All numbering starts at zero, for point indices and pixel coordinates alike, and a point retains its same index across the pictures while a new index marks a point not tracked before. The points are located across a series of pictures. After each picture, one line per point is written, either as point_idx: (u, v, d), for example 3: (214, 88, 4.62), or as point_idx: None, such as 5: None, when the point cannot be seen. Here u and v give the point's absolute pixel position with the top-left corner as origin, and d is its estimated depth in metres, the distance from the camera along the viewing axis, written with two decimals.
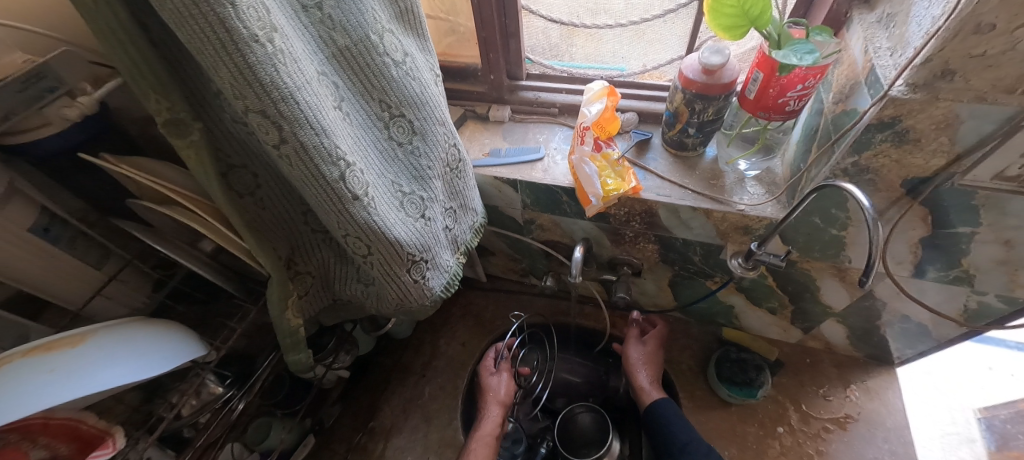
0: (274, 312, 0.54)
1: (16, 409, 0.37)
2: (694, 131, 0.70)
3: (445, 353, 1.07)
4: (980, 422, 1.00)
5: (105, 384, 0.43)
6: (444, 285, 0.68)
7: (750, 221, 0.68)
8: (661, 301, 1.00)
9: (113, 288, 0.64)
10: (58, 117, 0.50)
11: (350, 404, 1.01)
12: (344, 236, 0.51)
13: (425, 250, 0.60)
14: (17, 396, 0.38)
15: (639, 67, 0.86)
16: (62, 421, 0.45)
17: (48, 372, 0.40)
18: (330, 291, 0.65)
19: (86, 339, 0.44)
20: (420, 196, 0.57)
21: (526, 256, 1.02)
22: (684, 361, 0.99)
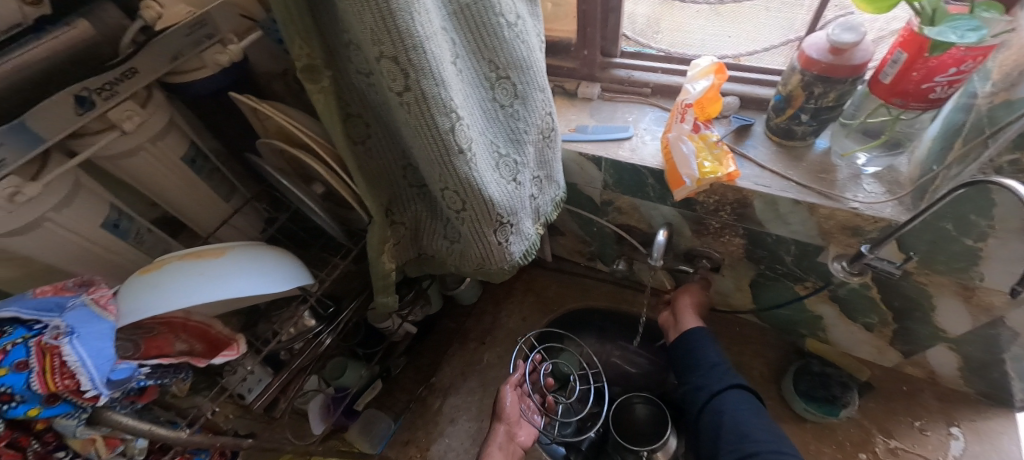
0: (372, 254, 0.58)
1: (171, 302, 0.43)
2: (808, 118, 0.65)
3: (505, 325, 1.10)
4: None
5: (229, 290, 0.46)
6: (523, 252, 0.69)
7: (862, 222, 0.62)
8: (736, 302, 0.94)
9: (233, 220, 0.72)
10: (212, 62, 0.58)
11: (414, 359, 1.06)
12: (444, 188, 0.53)
13: (513, 214, 0.61)
14: (174, 292, 0.44)
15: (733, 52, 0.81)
16: (197, 323, 0.52)
17: (198, 275, 0.46)
18: (417, 244, 0.69)
19: (224, 252, 0.49)
20: (514, 159, 0.59)
21: (597, 239, 1.01)
22: (756, 367, 0.93)
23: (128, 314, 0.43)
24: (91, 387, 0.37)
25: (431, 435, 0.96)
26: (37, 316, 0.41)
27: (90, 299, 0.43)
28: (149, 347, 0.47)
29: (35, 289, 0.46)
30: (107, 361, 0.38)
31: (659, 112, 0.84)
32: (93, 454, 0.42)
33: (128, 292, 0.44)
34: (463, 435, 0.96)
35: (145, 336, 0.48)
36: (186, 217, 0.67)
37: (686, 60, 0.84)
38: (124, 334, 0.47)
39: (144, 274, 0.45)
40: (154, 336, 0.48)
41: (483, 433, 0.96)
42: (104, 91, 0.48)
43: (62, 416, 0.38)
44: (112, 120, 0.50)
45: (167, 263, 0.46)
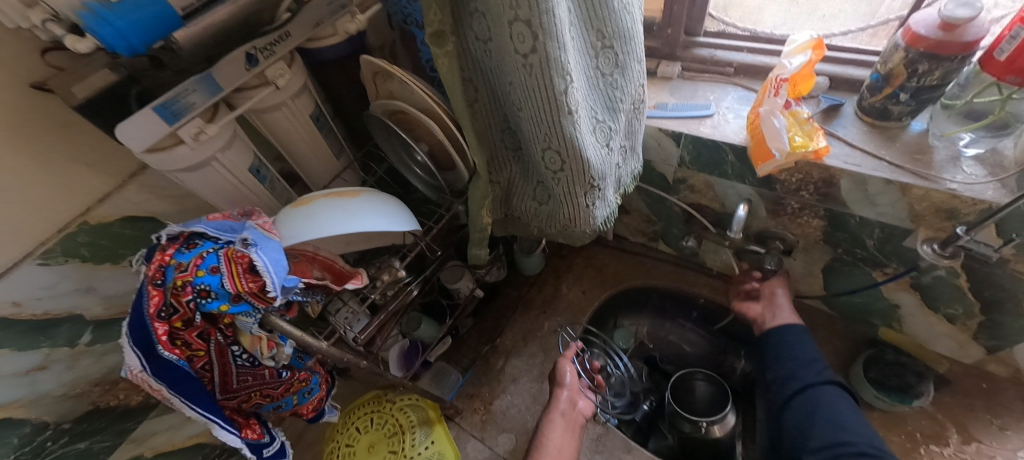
0: (474, 207, 0.64)
1: (320, 229, 0.52)
2: (907, 98, 0.65)
3: (566, 297, 1.14)
4: None
5: (363, 226, 0.54)
6: (605, 218, 0.73)
7: (959, 204, 0.61)
8: (806, 287, 0.94)
9: (341, 176, 0.80)
10: (343, 30, 0.65)
11: (479, 321, 1.13)
12: (546, 148, 0.58)
13: (603, 177, 0.65)
14: (322, 222, 0.53)
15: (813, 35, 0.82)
16: (325, 257, 0.60)
17: (340, 209, 0.54)
18: (506, 205, 0.75)
19: (358, 193, 0.57)
20: (609, 126, 0.63)
21: (664, 218, 1.03)
22: (823, 354, 0.93)
23: (288, 237, 0.52)
24: (273, 289, 0.45)
25: (494, 391, 1.03)
26: (219, 233, 0.49)
27: (258, 224, 0.51)
28: (294, 269, 0.55)
29: (209, 216, 0.55)
30: (283, 270, 0.47)
31: (741, 92, 0.85)
32: (258, 351, 0.53)
33: (287, 220, 0.53)
34: (525, 394, 1.02)
35: (292, 260, 0.56)
36: (304, 171, 0.75)
37: (772, 41, 0.84)
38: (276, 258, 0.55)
39: (297, 207, 0.54)
40: (298, 262, 0.56)
41: (544, 394, 1.01)
42: (266, 50, 0.56)
43: (243, 314, 0.47)
44: (268, 77, 0.58)
45: (316, 199, 0.54)
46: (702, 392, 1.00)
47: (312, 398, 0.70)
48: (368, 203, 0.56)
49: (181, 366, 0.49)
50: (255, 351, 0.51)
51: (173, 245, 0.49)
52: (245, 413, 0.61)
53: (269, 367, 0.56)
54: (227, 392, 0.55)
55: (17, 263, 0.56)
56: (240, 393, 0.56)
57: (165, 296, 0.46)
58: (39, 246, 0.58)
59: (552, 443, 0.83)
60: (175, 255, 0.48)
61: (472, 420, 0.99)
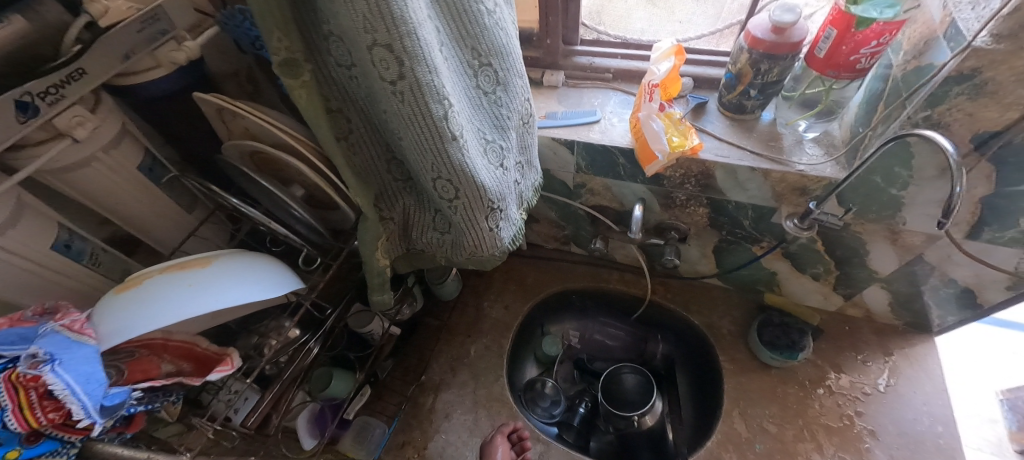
0: (367, 251, 0.57)
1: (165, 316, 0.42)
2: (757, 93, 0.72)
3: (489, 315, 1.10)
4: (1004, 402, 1.19)
5: (205, 305, 0.44)
6: (511, 238, 0.70)
7: (808, 182, 0.70)
8: (701, 268, 1.02)
9: (204, 232, 0.68)
10: (167, 60, 0.53)
11: (401, 359, 1.05)
12: (437, 178, 0.53)
13: (502, 199, 0.62)
14: (165, 304, 0.43)
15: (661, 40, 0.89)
16: (180, 343, 0.50)
17: (187, 285, 0.45)
18: (406, 240, 0.67)
19: (206, 262, 0.48)
20: (499, 145, 0.60)
21: (571, 222, 1.04)
22: (725, 326, 1.02)
23: (116, 331, 0.42)
24: (84, 416, 0.36)
25: (427, 433, 0.96)
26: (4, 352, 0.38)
27: (62, 325, 0.40)
28: (134, 371, 0.46)
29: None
30: (99, 387, 0.38)
31: (621, 96, 0.88)
32: None
33: (109, 311, 0.43)
34: (460, 428, 0.96)
35: (128, 360, 0.46)
36: (142, 230, 0.61)
37: (642, 46, 0.89)
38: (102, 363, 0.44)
39: (124, 292, 0.44)
40: (137, 360, 0.46)
41: (479, 423, 0.97)
42: (49, 95, 0.42)
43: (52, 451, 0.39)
44: (62, 128, 0.45)
45: (147, 278, 0.45)
46: (630, 384, 1.05)
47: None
48: (223, 270, 0.48)
49: None
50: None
51: None
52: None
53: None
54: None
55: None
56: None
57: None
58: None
59: None
60: None
61: None
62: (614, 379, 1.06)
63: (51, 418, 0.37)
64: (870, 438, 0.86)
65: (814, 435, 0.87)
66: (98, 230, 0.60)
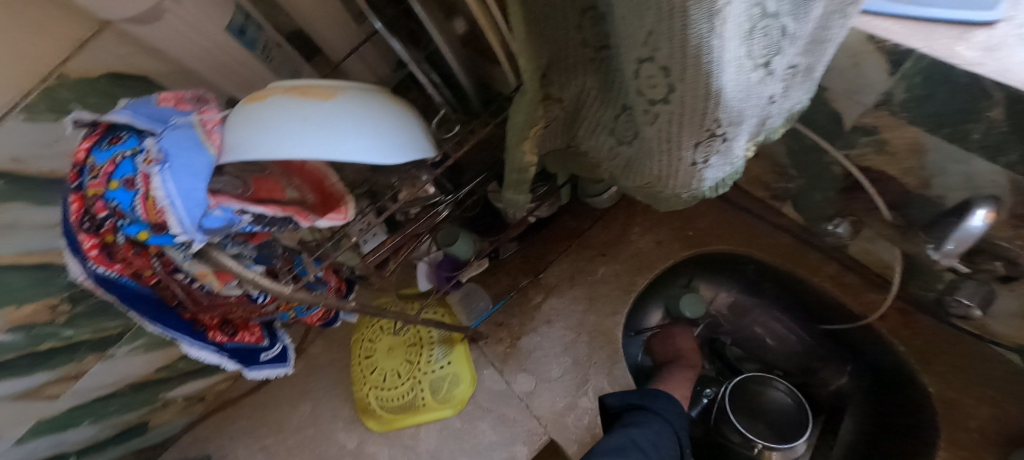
0: (511, 138, 0.41)
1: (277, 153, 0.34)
2: None
3: (634, 244, 0.96)
4: None
5: (343, 154, 0.35)
6: (716, 181, 0.46)
7: None
8: (1000, 325, 0.63)
9: (368, 50, 0.61)
10: None
11: (526, 246, 1.01)
12: (647, 60, 0.31)
13: (734, 123, 0.37)
14: (277, 138, 0.34)
15: None
16: (315, 168, 0.46)
17: (302, 119, 0.35)
18: (570, 132, 0.49)
19: (334, 94, 0.38)
20: (781, 26, 0.32)
21: (809, 176, 0.71)
22: (974, 416, 0.67)
23: (231, 150, 0.35)
24: (181, 231, 0.34)
25: (524, 326, 0.95)
26: (149, 126, 0.36)
27: (198, 120, 0.36)
28: (260, 189, 0.41)
29: (159, 93, 0.41)
30: (196, 206, 0.34)
31: None
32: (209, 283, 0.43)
33: (231, 122, 0.36)
34: (556, 339, 0.93)
35: (256, 176, 0.42)
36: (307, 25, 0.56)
37: None
38: (232, 171, 0.41)
39: (248, 105, 0.37)
40: (263, 178, 0.42)
41: (577, 346, 0.91)
42: None
43: (171, 245, 0.37)
44: None
45: (271, 95, 0.37)
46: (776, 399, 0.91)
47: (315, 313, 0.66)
48: (345, 110, 0.38)
49: (125, 283, 0.42)
50: (206, 282, 0.44)
51: (89, 139, 0.37)
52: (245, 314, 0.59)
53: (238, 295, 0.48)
54: (197, 306, 0.48)
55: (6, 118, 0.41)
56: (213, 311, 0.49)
57: (83, 203, 0.37)
58: (27, 97, 0.41)
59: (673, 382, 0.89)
60: (91, 150, 0.36)
61: (496, 349, 0.95)
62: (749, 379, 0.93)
63: (157, 219, 0.34)
64: None
65: None
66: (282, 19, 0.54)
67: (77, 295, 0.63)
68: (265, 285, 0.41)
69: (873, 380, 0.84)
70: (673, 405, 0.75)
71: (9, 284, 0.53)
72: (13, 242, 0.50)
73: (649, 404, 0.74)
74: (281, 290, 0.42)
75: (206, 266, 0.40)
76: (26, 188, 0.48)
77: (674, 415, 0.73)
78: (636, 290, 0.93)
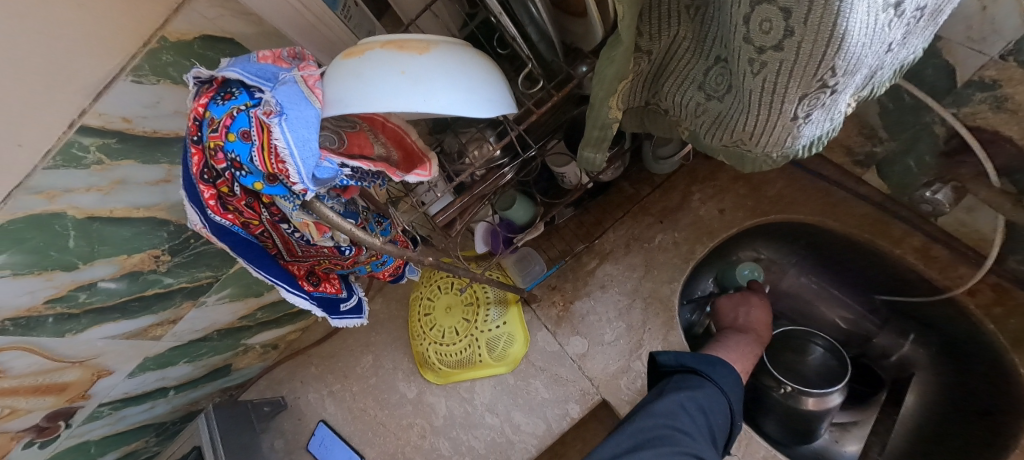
0: (598, 94, 0.40)
1: (378, 107, 0.35)
2: None
3: (694, 211, 0.93)
4: None
5: (439, 108, 0.36)
6: (811, 140, 0.44)
7: None
8: None
9: (440, 8, 0.60)
10: None
11: (582, 212, 1.01)
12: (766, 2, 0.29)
13: (848, 73, 0.35)
14: (378, 92, 0.35)
15: None
16: (395, 126, 0.46)
17: (400, 73, 0.36)
18: (653, 88, 0.47)
19: (428, 48, 0.38)
20: None
21: (904, 139, 0.66)
22: None
23: (335, 103, 0.36)
24: (299, 180, 0.36)
25: (578, 291, 0.96)
26: (258, 83, 0.38)
27: (301, 76, 0.38)
28: (352, 144, 0.43)
29: (259, 52, 0.43)
30: (311, 155, 0.36)
31: None
32: (308, 233, 0.46)
33: (333, 77, 0.37)
34: (610, 305, 0.93)
35: (349, 132, 0.44)
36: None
37: None
38: (330, 127, 0.43)
39: (347, 60, 0.37)
40: (355, 134, 0.44)
41: (631, 312, 0.92)
42: None
43: (284, 196, 0.40)
44: None
45: (369, 50, 0.37)
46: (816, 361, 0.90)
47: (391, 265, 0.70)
48: (439, 64, 0.38)
49: (236, 231, 0.45)
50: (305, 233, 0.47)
51: (207, 94, 0.40)
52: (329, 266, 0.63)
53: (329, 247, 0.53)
54: (295, 255, 0.53)
55: (117, 79, 0.44)
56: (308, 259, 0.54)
57: (203, 155, 0.40)
58: (131, 60, 0.44)
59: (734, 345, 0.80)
60: (209, 106, 0.39)
61: (549, 312, 0.97)
62: (799, 347, 0.92)
63: (278, 170, 0.37)
64: None
65: None
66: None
67: (178, 247, 0.67)
68: (360, 236, 0.43)
69: (943, 351, 0.82)
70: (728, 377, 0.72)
71: (120, 236, 0.58)
72: (124, 197, 0.55)
73: (706, 371, 0.70)
74: (373, 241, 0.43)
75: (310, 217, 0.43)
76: (136, 146, 0.52)
77: (729, 386, 0.70)
78: (695, 258, 0.91)
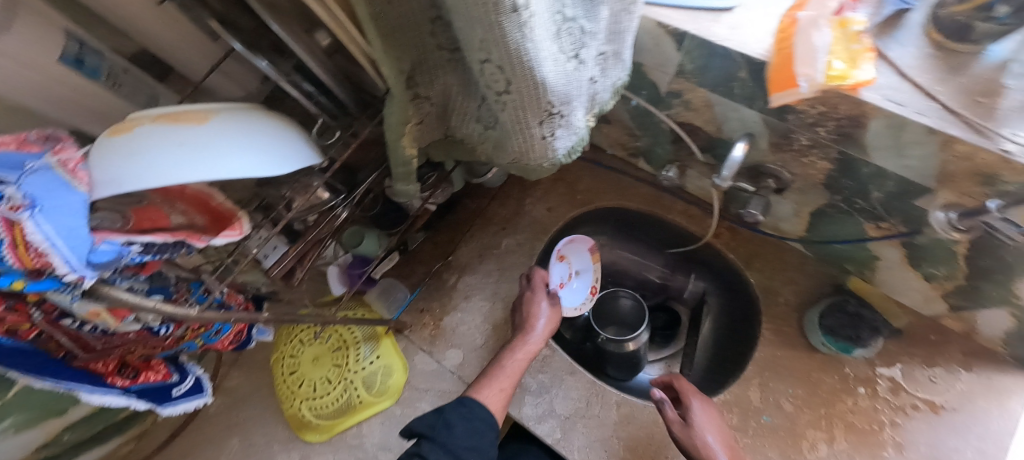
0: (390, 137, 0.47)
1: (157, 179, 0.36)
2: (1005, 14, 0.44)
3: (529, 214, 1.06)
4: None
5: (228, 173, 0.38)
6: (567, 150, 0.57)
7: (1002, 171, 0.48)
8: (786, 226, 0.86)
9: (230, 66, 0.60)
10: None
11: (433, 234, 1.07)
12: (484, 61, 0.40)
13: (565, 102, 0.48)
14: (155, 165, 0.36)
15: None
16: (196, 191, 0.47)
17: (178, 145, 0.38)
18: (443, 124, 0.57)
19: (207, 118, 0.40)
20: (580, 27, 0.43)
21: (649, 134, 0.87)
22: (783, 294, 0.91)
23: (105, 184, 0.36)
24: (68, 269, 0.34)
25: (445, 307, 1.01)
26: None
27: (56, 162, 0.36)
28: (142, 219, 0.42)
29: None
30: (80, 241, 0.34)
31: None
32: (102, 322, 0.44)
33: (99, 156, 0.37)
34: (476, 312, 1.00)
35: (135, 207, 0.42)
36: (163, 51, 0.54)
37: None
38: (106, 205, 0.41)
39: (115, 138, 0.38)
40: (144, 208, 0.43)
41: (494, 313, 1.00)
42: None
43: (52, 289, 0.37)
44: None
45: (139, 126, 0.39)
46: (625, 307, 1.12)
47: (226, 335, 0.67)
48: (223, 131, 0.40)
49: (5, 342, 0.44)
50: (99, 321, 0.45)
51: None
52: (144, 356, 0.61)
53: (136, 330, 0.50)
54: (89, 351, 0.48)
55: None
56: (109, 352, 0.49)
57: None
58: None
59: (504, 371, 0.82)
60: None
61: (421, 334, 1.00)
62: (612, 302, 1.13)
63: (37, 264, 0.34)
64: (894, 449, 0.80)
65: (830, 427, 0.83)
66: (123, 43, 0.51)
67: None
68: (167, 312, 0.42)
69: (715, 282, 1.06)
70: (472, 415, 0.72)
71: None
72: None
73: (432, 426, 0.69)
74: (187, 312, 0.43)
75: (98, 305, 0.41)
76: None
77: (467, 426, 0.71)
78: (536, 253, 1.03)
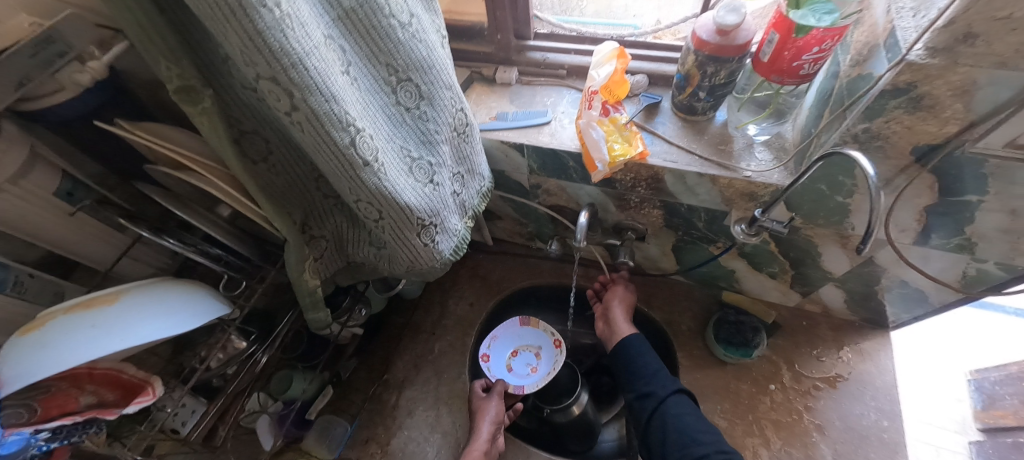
0: (293, 274, 0.56)
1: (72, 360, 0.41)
2: (705, 95, 0.68)
3: (454, 313, 1.13)
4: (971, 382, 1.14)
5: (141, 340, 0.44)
6: (452, 249, 0.69)
7: (755, 188, 0.67)
8: (663, 265, 1.03)
9: (138, 250, 0.65)
10: (71, 82, 0.47)
11: (365, 359, 1.09)
12: (357, 201, 0.52)
13: (435, 215, 0.61)
14: (70, 349, 0.41)
15: (653, 25, 0.81)
16: (105, 370, 0.49)
17: (91, 327, 0.43)
18: (342, 253, 0.67)
19: (118, 298, 0.47)
20: (428, 161, 0.58)
21: (533, 220, 1.03)
22: (684, 322, 1.03)
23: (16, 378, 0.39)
24: None
25: (390, 430, 0.99)
26: None
27: None
28: (50, 407, 0.44)
29: None
30: None
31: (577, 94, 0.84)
32: None
33: (7, 356, 0.41)
34: (422, 424, 0.99)
35: (43, 397, 0.44)
36: (65, 248, 0.58)
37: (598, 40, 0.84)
38: (13, 402, 0.42)
39: (24, 335, 0.42)
40: (54, 395, 0.44)
41: (441, 420, 1.00)
42: None
43: None
44: None
45: (51, 319, 0.43)
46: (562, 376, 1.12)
47: None
48: (133, 307, 0.47)
49: None
50: None
51: None
52: None
53: None
54: None
55: None
56: None
57: None
58: None
59: None
60: None
61: None
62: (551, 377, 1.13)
63: None
64: (817, 432, 0.88)
65: (762, 430, 0.89)
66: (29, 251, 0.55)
67: None
68: None
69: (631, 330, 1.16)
70: None
71: None
72: None
73: None
74: None
75: None
76: None
77: None
78: (468, 348, 1.08)
